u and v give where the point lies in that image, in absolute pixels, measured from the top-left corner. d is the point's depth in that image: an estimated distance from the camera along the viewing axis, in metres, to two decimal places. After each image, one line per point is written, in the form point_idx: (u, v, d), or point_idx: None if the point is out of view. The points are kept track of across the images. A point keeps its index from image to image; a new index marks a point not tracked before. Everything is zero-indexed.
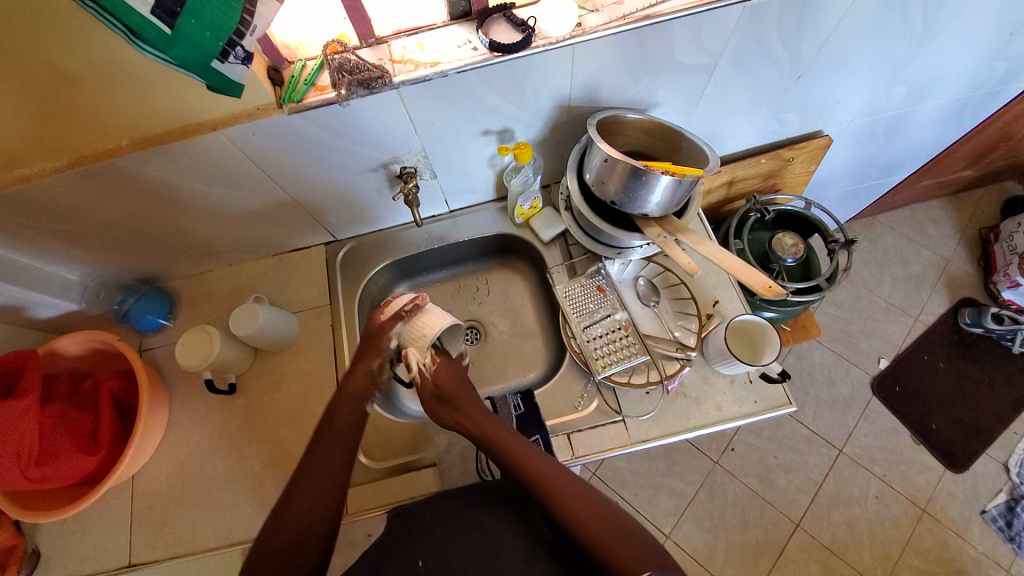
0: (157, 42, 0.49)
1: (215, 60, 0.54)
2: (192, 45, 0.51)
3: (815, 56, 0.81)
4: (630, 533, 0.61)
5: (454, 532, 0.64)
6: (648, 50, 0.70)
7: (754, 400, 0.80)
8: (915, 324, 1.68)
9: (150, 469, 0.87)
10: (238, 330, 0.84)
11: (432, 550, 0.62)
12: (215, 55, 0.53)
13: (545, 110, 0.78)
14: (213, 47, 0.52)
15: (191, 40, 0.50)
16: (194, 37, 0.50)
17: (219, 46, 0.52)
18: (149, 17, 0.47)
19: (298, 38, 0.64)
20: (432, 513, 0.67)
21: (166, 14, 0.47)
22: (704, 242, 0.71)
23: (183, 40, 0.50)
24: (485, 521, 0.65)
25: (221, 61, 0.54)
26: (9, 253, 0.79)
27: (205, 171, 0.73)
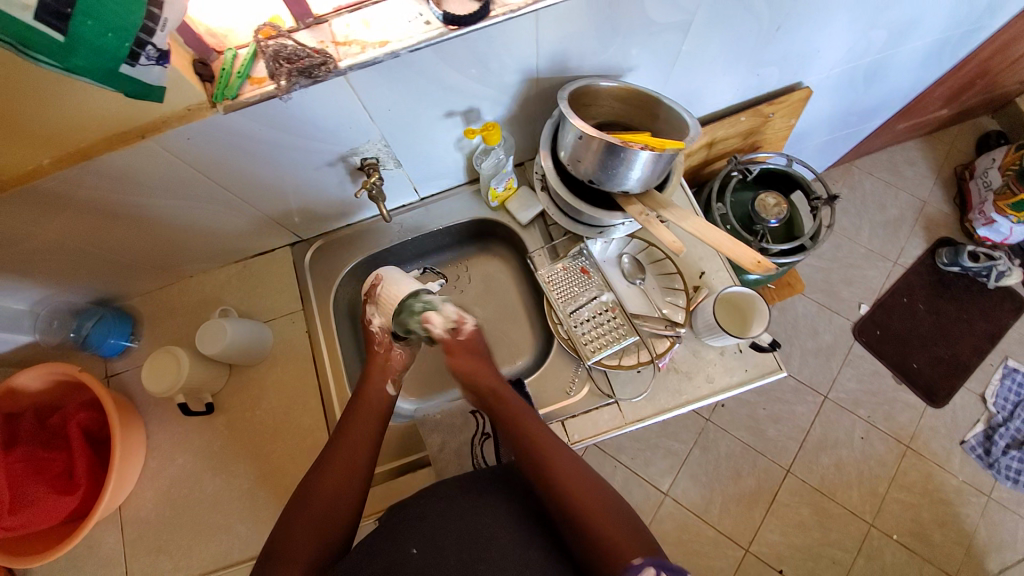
0: (50, 52, 0.40)
1: (126, 65, 0.44)
2: (95, 51, 0.41)
3: (793, 5, 0.76)
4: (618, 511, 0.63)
5: (446, 519, 0.62)
6: (619, 11, 0.64)
7: (745, 368, 0.78)
8: (894, 268, 1.70)
9: (136, 499, 0.84)
10: (208, 349, 0.80)
11: (426, 537, 0.60)
12: (123, 60, 0.43)
13: (511, 85, 0.72)
14: (119, 51, 0.42)
15: (91, 45, 0.40)
16: (95, 42, 0.40)
17: (127, 48, 0.42)
18: (33, 24, 0.37)
19: (225, 25, 0.56)
20: (427, 502, 0.66)
21: (54, 17, 0.38)
22: (689, 216, 0.67)
23: (81, 46, 0.40)
24: (482, 508, 0.64)
25: (133, 65, 0.44)
26: None
27: (144, 185, 0.66)
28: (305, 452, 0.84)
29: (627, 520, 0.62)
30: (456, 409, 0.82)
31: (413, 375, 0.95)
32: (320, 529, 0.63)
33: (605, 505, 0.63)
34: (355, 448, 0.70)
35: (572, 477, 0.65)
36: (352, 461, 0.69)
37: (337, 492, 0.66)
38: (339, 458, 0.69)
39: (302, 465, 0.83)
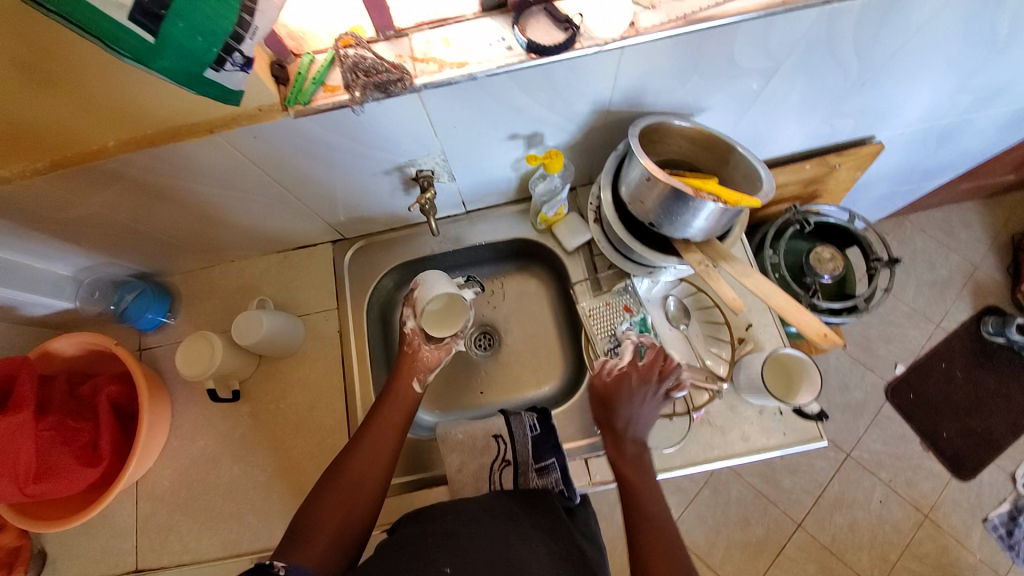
0: (140, 51, 0.39)
1: (210, 70, 0.42)
2: (182, 54, 0.40)
3: (884, 62, 0.72)
4: (657, 530, 0.65)
5: (483, 541, 0.61)
6: (705, 54, 0.62)
7: (783, 432, 0.75)
8: (936, 331, 1.63)
9: (154, 475, 0.85)
10: (243, 339, 0.80)
11: (458, 557, 0.58)
12: (208, 63, 0.42)
13: (579, 115, 0.70)
14: (206, 54, 0.41)
15: (180, 46, 0.39)
16: (184, 45, 0.39)
17: (214, 52, 0.41)
18: (124, 24, 0.36)
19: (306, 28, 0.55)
20: (453, 520, 0.64)
21: (147, 18, 0.37)
22: (750, 274, 0.64)
23: (170, 48, 0.39)
24: (512, 538, 0.62)
25: (218, 70, 0.43)
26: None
27: (203, 175, 0.67)
28: (323, 452, 0.84)
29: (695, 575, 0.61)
30: (478, 431, 0.81)
31: (439, 387, 0.94)
32: (347, 510, 0.68)
33: (652, 519, 0.66)
34: (380, 438, 0.74)
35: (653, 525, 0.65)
36: (377, 449, 0.73)
37: (362, 477, 0.71)
38: (365, 446, 0.73)
39: (319, 466, 0.83)
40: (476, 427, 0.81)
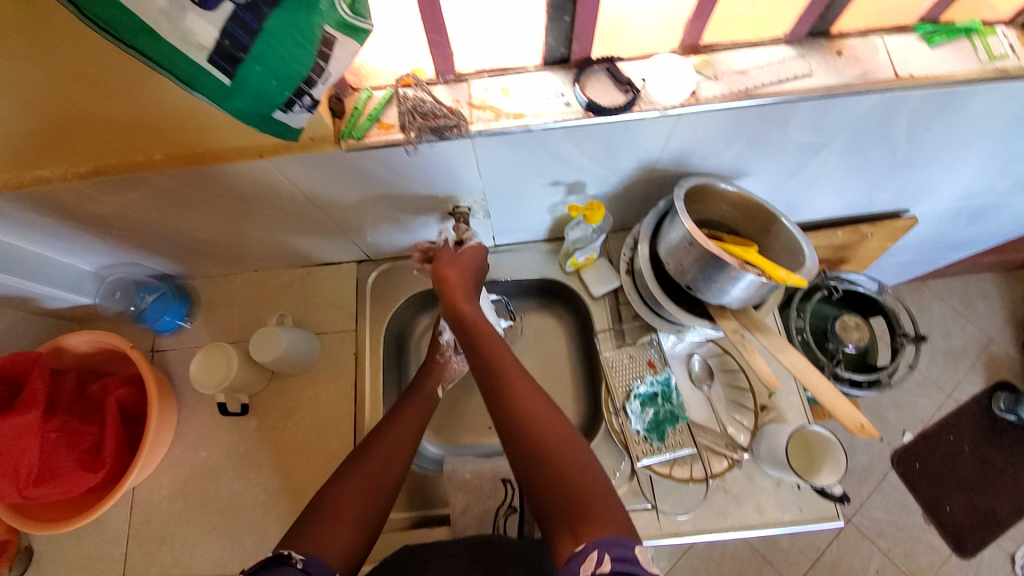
0: (214, 91, 0.39)
1: (277, 110, 0.43)
2: (253, 94, 0.40)
3: (932, 146, 0.72)
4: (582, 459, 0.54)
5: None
6: (760, 126, 0.62)
7: (799, 508, 0.72)
8: (946, 401, 1.61)
9: (152, 483, 0.83)
10: (261, 356, 0.79)
11: None
12: (277, 105, 0.43)
13: (624, 170, 0.69)
14: (277, 96, 0.41)
15: (252, 88, 0.39)
16: (258, 86, 0.40)
17: (285, 94, 0.42)
18: (204, 64, 0.37)
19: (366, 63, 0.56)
20: (459, 556, 0.64)
21: (226, 61, 0.37)
22: (787, 350, 0.62)
23: (244, 89, 0.40)
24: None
25: (285, 111, 0.44)
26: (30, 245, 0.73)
27: (242, 192, 0.66)
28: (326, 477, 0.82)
29: (607, 482, 0.53)
30: (486, 472, 0.79)
31: (443, 418, 0.92)
32: (367, 497, 0.63)
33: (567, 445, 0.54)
34: (401, 434, 0.72)
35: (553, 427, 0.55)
36: (398, 443, 0.71)
37: (384, 469, 0.67)
38: (386, 439, 0.71)
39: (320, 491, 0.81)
40: (485, 468, 0.79)
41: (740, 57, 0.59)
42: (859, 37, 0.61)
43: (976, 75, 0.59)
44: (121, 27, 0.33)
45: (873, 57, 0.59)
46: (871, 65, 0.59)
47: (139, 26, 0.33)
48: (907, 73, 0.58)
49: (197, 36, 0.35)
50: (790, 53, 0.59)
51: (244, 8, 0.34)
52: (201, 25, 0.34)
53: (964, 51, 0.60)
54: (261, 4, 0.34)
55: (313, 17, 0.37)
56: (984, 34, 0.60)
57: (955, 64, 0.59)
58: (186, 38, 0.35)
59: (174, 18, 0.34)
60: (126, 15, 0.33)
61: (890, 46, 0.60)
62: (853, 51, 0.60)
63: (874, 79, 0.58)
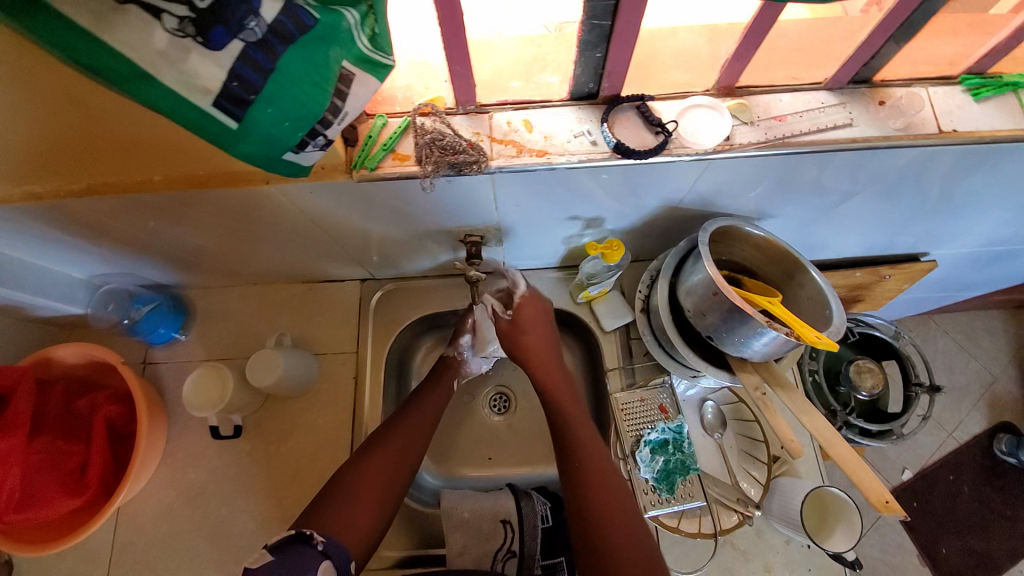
0: (224, 136, 0.37)
1: (289, 151, 0.41)
2: (264, 137, 0.38)
3: (966, 197, 0.69)
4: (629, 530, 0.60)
5: None
6: (793, 172, 0.59)
7: (807, 568, 0.71)
8: (948, 440, 1.43)
9: (137, 504, 0.80)
10: (258, 379, 0.76)
11: None
12: (289, 146, 0.40)
13: (646, 208, 0.67)
14: (289, 138, 0.39)
15: (265, 129, 0.37)
16: (268, 128, 0.38)
17: (298, 136, 0.40)
18: (210, 110, 0.35)
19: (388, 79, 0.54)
20: None
21: (234, 104, 0.35)
22: (809, 410, 0.60)
23: (253, 132, 0.38)
24: None
25: (297, 151, 0.42)
26: (20, 256, 0.69)
27: (245, 212, 0.63)
28: None
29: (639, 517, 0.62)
30: (486, 511, 0.76)
31: (440, 446, 0.89)
32: (385, 483, 0.65)
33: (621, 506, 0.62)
34: (417, 425, 0.72)
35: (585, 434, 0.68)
36: (413, 436, 0.70)
37: (398, 458, 0.68)
38: (402, 429, 0.70)
39: None
40: (484, 508, 0.76)
41: (778, 102, 0.56)
42: (902, 87, 0.58)
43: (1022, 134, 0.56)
44: (119, 76, 0.32)
45: (918, 110, 0.56)
46: (915, 118, 0.56)
47: (138, 73, 0.32)
48: (951, 128, 0.56)
49: (201, 78, 0.32)
50: (831, 100, 0.56)
51: (255, 47, 0.32)
52: (205, 65, 0.32)
53: (1011, 107, 0.57)
54: (275, 43, 0.33)
55: (332, 53, 0.35)
56: None
57: (1000, 120, 0.57)
58: (189, 80, 0.32)
59: (173, 59, 0.31)
60: (122, 60, 0.31)
61: (934, 97, 0.57)
62: (896, 101, 0.57)
63: (918, 133, 0.55)
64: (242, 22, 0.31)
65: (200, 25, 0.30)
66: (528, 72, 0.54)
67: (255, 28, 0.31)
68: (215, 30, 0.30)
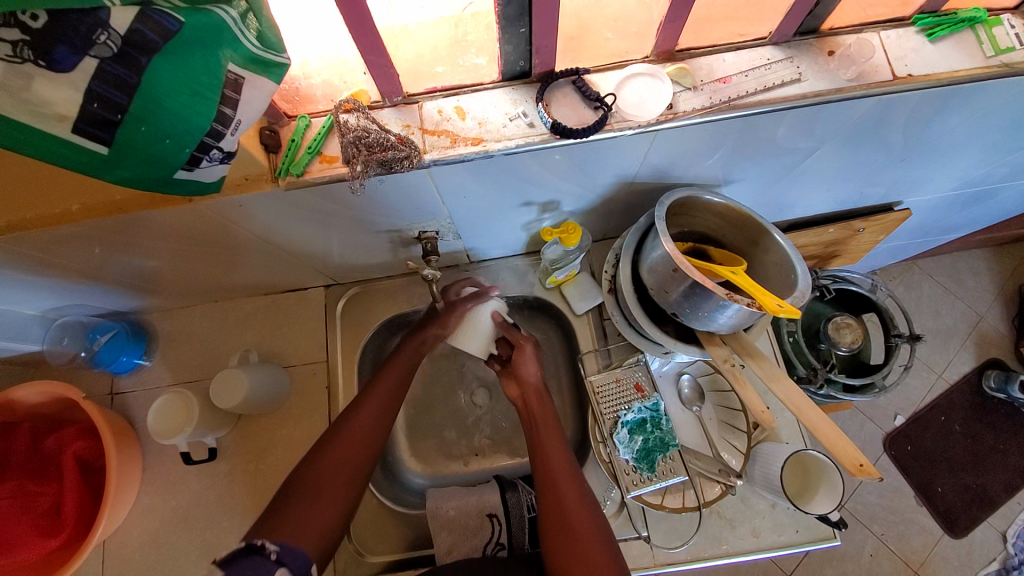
0: (95, 163, 0.35)
1: (182, 170, 0.39)
2: (143, 159, 0.36)
3: (933, 141, 0.66)
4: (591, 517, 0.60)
5: None
6: (747, 135, 0.57)
7: (795, 529, 0.71)
8: (937, 382, 1.43)
9: (121, 536, 0.78)
10: (223, 402, 0.73)
11: None
12: (180, 165, 0.38)
13: (601, 186, 0.64)
14: (177, 157, 0.37)
15: (139, 152, 0.35)
16: (145, 149, 0.35)
17: (187, 153, 0.37)
18: (70, 137, 0.32)
19: (297, 61, 0.48)
20: None
21: (96, 127, 0.32)
22: (780, 377, 0.59)
23: (127, 155, 0.35)
24: None
25: (191, 169, 0.39)
26: None
27: (179, 232, 0.60)
28: None
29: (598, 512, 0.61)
30: (472, 508, 0.75)
31: (424, 445, 0.88)
32: (346, 478, 0.61)
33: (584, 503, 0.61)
34: (373, 417, 0.66)
35: (552, 434, 0.66)
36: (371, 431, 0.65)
37: (359, 450, 0.63)
38: (355, 418, 0.65)
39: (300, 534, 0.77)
40: (470, 504, 0.75)
41: (721, 63, 0.53)
42: (851, 34, 0.55)
43: (980, 72, 0.53)
44: None
45: (869, 57, 0.54)
46: (867, 66, 0.53)
47: None
48: (905, 73, 0.54)
49: (52, 105, 0.30)
50: (776, 56, 0.54)
51: (113, 62, 0.30)
52: (57, 90, 0.30)
53: (968, 45, 0.55)
54: (136, 53, 0.30)
55: (214, 54, 0.32)
56: (989, 24, 0.55)
57: (956, 59, 0.54)
58: (38, 109, 0.30)
59: (15, 89, 0.29)
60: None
61: (886, 41, 0.55)
62: (846, 49, 0.54)
63: (871, 81, 0.52)
64: (88, 36, 0.28)
65: (38, 48, 0.27)
66: (450, 56, 0.51)
67: (107, 41, 0.29)
68: (59, 51, 0.28)
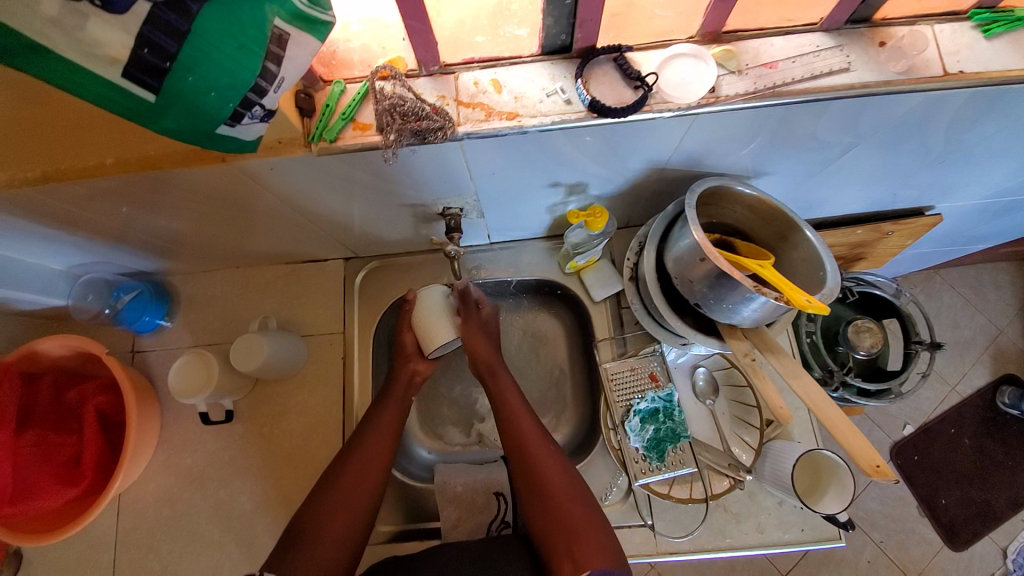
0: (143, 113, 0.35)
1: (224, 125, 0.39)
2: (187, 112, 0.36)
3: (978, 144, 0.64)
4: (579, 504, 0.63)
5: None
6: (786, 126, 0.55)
7: (801, 528, 0.71)
8: (950, 394, 1.40)
9: (137, 490, 0.80)
10: (242, 365, 0.74)
11: None
12: (223, 119, 0.38)
13: (632, 171, 0.63)
14: (222, 111, 0.37)
15: (185, 104, 0.35)
16: (192, 101, 0.35)
17: (231, 108, 0.38)
18: (119, 80, 0.32)
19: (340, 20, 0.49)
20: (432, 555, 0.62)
21: (145, 73, 0.32)
22: (799, 375, 0.58)
23: (173, 107, 0.35)
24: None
25: (233, 125, 0.40)
26: None
27: (208, 194, 0.60)
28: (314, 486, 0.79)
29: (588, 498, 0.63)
30: (479, 486, 0.76)
31: (434, 421, 0.88)
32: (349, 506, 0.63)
33: (567, 491, 0.64)
34: (373, 442, 0.68)
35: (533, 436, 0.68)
36: (375, 454, 0.67)
37: (364, 474, 0.66)
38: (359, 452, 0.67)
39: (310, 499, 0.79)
40: (478, 481, 0.76)
41: (768, 48, 0.52)
42: (905, 26, 0.53)
43: None
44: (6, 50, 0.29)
45: (921, 50, 0.52)
46: (918, 60, 0.51)
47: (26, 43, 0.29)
48: (957, 69, 0.52)
49: (104, 47, 0.30)
50: (826, 43, 0.52)
51: (165, 8, 0.30)
52: (110, 33, 0.30)
53: None
54: (186, 0, 0.30)
55: (263, 8, 0.33)
56: None
57: (1014, 57, 0.52)
58: (90, 50, 0.30)
59: (70, 28, 0.29)
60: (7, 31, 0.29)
61: (940, 35, 0.53)
62: (897, 41, 0.52)
63: (922, 75, 0.51)
64: None
65: None
66: (491, 26, 0.50)
67: None
68: None
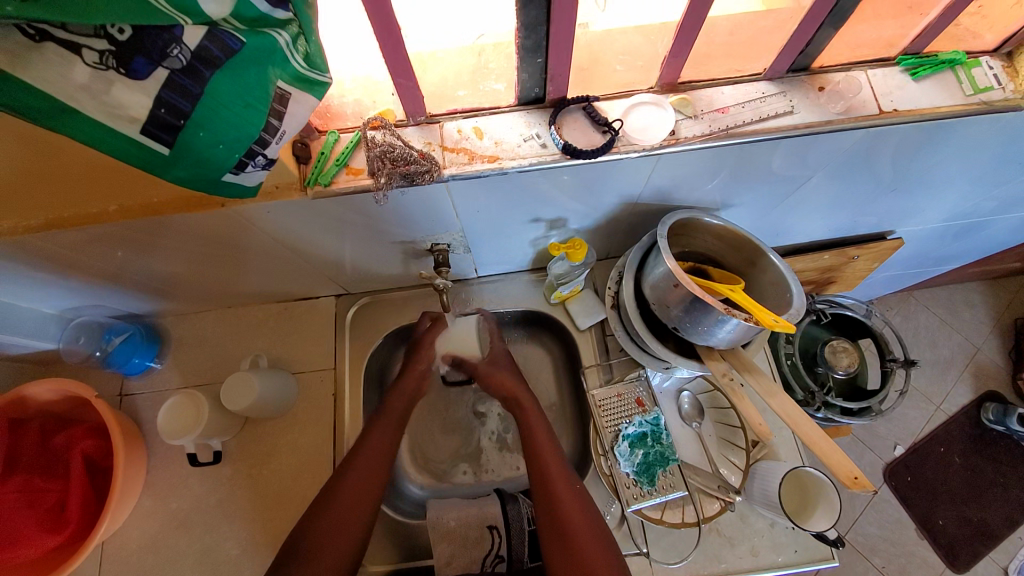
0: (155, 163, 0.39)
1: (229, 172, 0.43)
2: (197, 163, 0.40)
3: (921, 173, 0.70)
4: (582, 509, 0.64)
5: None
6: (745, 162, 0.61)
7: (793, 549, 0.71)
8: (935, 413, 1.43)
9: (120, 538, 0.78)
10: (233, 404, 0.75)
11: None
12: (228, 168, 0.42)
13: (606, 206, 0.68)
14: (227, 161, 0.41)
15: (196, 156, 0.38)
16: (202, 152, 0.39)
17: (236, 158, 0.41)
18: (136, 135, 0.36)
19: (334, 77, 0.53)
20: None
21: (161, 129, 0.36)
22: (775, 393, 0.61)
23: (184, 159, 0.39)
24: None
25: (238, 172, 0.43)
26: None
27: (205, 237, 0.63)
28: None
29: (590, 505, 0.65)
30: (473, 520, 0.75)
31: (426, 456, 0.88)
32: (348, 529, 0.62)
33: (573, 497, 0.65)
34: (377, 457, 0.68)
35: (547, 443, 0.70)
36: (375, 474, 0.67)
37: (362, 496, 0.65)
38: (360, 471, 0.66)
39: None
40: (472, 515, 0.76)
41: (721, 95, 0.58)
42: (840, 72, 0.60)
43: (961, 108, 0.58)
44: (37, 111, 0.33)
45: (857, 92, 0.58)
46: (855, 100, 0.58)
47: (59, 106, 0.33)
48: (892, 107, 0.58)
49: (126, 108, 0.34)
50: (771, 90, 0.58)
51: (181, 74, 0.34)
52: (131, 96, 0.34)
53: (949, 83, 0.59)
54: (201, 67, 0.34)
55: (266, 70, 0.37)
56: (968, 66, 0.60)
57: (940, 96, 0.59)
58: (113, 111, 0.34)
59: (96, 92, 0.33)
60: (41, 96, 0.32)
61: (873, 79, 0.59)
62: (835, 86, 0.59)
63: (859, 114, 0.57)
64: (164, 50, 0.32)
65: (121, 57, 0.31)
66: (472, 81, 0.56)
67: (178, 55, 0.33)
68: (137, 61, 0.32)
